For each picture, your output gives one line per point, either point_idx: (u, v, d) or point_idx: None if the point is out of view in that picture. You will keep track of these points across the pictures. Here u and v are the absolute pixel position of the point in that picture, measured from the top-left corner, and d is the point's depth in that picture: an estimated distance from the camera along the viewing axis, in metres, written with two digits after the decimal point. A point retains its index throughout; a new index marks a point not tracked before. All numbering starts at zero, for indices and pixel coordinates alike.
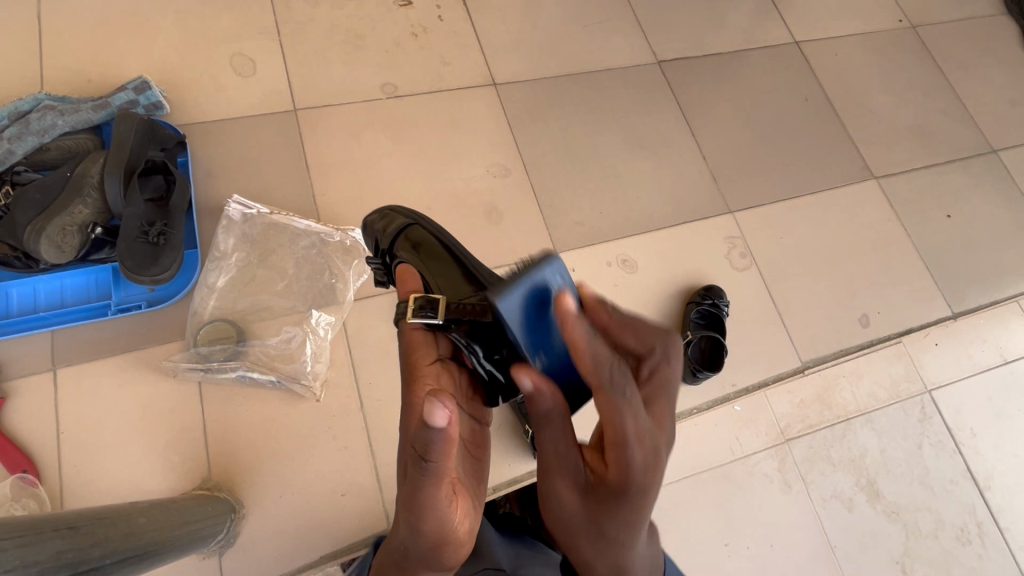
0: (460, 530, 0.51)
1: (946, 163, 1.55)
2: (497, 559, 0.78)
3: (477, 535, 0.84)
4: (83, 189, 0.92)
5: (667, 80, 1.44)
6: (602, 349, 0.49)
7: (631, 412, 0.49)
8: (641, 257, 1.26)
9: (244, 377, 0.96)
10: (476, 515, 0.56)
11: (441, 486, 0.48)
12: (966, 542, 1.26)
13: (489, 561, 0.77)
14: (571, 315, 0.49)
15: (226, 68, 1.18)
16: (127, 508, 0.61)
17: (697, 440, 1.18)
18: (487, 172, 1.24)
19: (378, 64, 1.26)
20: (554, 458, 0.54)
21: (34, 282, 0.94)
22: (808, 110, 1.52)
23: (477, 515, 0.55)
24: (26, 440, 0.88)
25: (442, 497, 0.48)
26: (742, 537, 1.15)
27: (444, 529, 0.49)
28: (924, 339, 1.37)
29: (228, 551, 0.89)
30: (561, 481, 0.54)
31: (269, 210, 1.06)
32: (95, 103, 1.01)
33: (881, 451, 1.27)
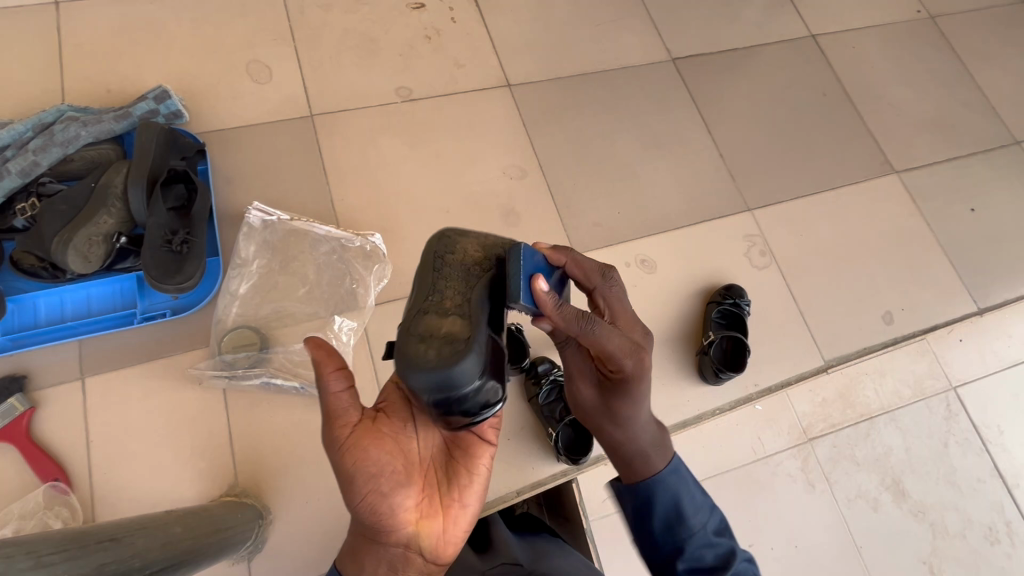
0: (373, 468, 0.57)
1: (968, 156, 1.52)
2: (515, 555, 0.79)
3: (495, 537, 0.85)
4: (107, 200, 0.92)
5: (682, 78, 1.43)
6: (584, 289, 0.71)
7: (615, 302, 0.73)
8: (660, 257, 1.25)
9: (267, 384, 0.96)
10: (401, 482, 0.59)
11: (339, 393, 0.59)
12: (993, 542, 1.24)
13: (507, 557, 0.77)
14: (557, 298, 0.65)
15: (242, 76, 1.19)
16: (162, 518, 0.61)
17: (718, 441, 1.17)
18: (503, 174, 1.23)
19: (393, 68, 1.26)
20: (574, 367, 0.75)
21: (60, 292, 0.95)
22: (825, 104, 1.50)
23: (401, 471, 0.59)
24: (56, 448, 0.89)
25: (338, 413, 0.59)
26: (766, 538, 1.14)
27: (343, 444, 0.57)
28: (949, 335, 1.35)
29: (257, 557, 0.89)
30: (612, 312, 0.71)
31: (289, 216, 1.06)
32: (117, 113, 1.02)
33: (906, 450, 1.25)
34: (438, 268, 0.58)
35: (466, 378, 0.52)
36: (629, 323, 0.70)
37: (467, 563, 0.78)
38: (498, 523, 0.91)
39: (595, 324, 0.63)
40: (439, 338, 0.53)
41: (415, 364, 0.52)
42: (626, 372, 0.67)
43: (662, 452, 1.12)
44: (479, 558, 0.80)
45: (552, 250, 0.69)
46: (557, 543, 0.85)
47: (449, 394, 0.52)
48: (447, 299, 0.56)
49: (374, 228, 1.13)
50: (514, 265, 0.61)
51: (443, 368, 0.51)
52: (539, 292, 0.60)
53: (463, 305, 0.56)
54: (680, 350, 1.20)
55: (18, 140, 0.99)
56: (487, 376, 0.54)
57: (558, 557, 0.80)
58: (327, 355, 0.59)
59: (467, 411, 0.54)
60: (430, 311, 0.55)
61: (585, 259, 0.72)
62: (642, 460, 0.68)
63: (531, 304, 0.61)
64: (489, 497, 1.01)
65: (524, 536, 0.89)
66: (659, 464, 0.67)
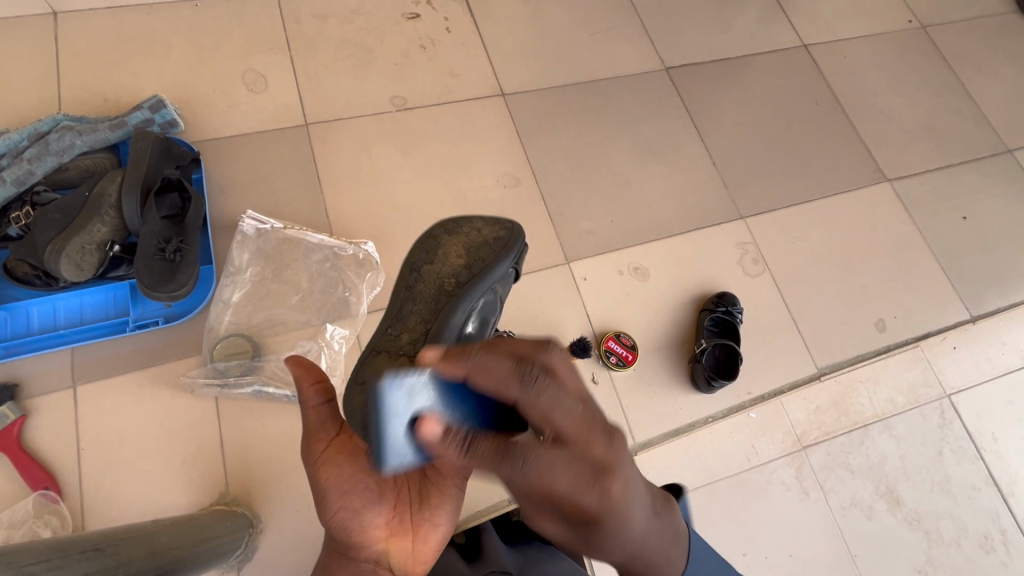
0: (342, 483, 0.60)
1: (960, 164, 1.53)
2: (505, 562, 0.78)
3: (486, 545, 0.85)
4: (101, 208, 0.93)
5: (675, 87, 1.44)
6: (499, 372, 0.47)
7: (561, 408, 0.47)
8: (653, 265, 1.25)
9: (259, 392, 0.96)
10: (371, 499, 0.61)
11: (318, 408, 0.63)
12: (989, 550, 1.23)
13: (496, 564, 0.77)
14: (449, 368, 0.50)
15: (238, 85, 1.20)
16: (149, 528, 0.61)
17: (713, 450, 1.17)
18: (496, 182, 1.24)
19: (387, 77, 1.27)
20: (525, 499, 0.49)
21: (54, 300, 0.95)
22: (818, 113, 1.51)
23: (370, 495, 0.61)
24: (47, 457, 0.89)
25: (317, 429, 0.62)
26: (760, 546, 1.14)
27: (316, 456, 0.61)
28: (942, 343, 1.35)
29: (246, 566, 0.89)
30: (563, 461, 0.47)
31: (283, 225, 1.07)
32: (112, 123, 1.03)
33: (901, 458, 1.25)
34: (410, 287, 0.73)
35: (411, 449, 0.52)
36: (586, 424, 0.47)
37: (458, 569, 0.78)
38: (489, 530, 0.91)
39: (522, 465, 0.45)
40: (373, 404, 0.54)
41: (356, 417, 0.63)
42: (594, 507, 0.47)
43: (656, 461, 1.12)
44: (469, 565, 0.80)
45: (445, 362, 0.49)
46: (547, 551, 0.85)
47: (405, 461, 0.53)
48: (406, 332, 0.69)
49: (367, 236, 1.13)
50: (488, 279, 0.73)
51: (381, 444, 0.52)
52: (429, 438, 0.49)
53: (417, 340, 0.68)
54: (673, 357, 1.20)
55: (13, 149, 1.00)
56: (439, 437, 0.53)
57: (548, 564, 0.79)
58: (302, 366, 0.63)
59: (438, 457, 0.55)
60: (385, 349, 0.68)
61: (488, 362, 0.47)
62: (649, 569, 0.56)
63: (448, 373, 0.53)
64: (481, 506, 1.02)
65: (515, 545, 0.88)
66: (679, 561, 0.59)
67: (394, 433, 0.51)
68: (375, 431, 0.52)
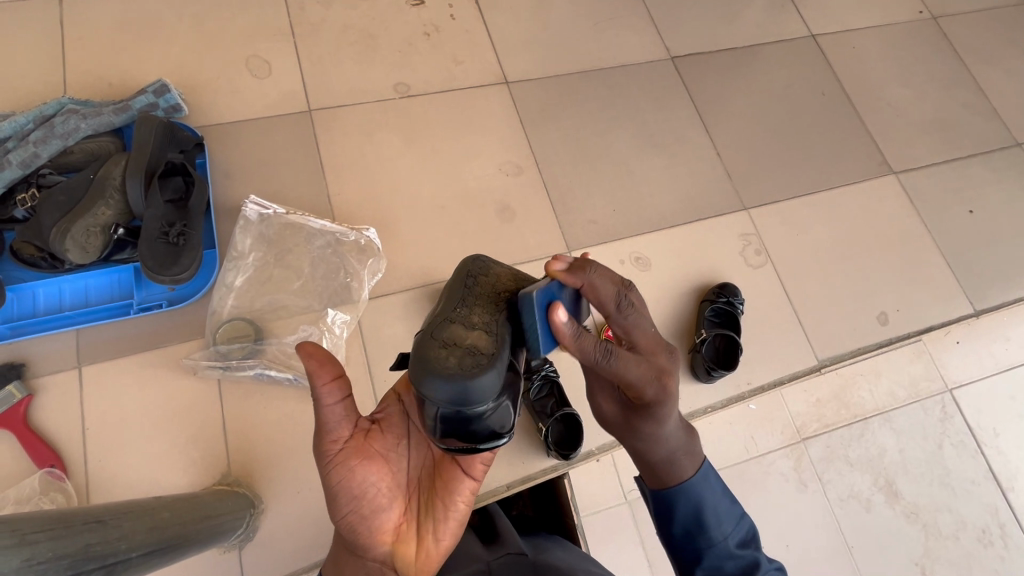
0: (357, 491, 0.60)
1: (968, 157, 1.51)
2: (519, 546, 0.78)
3: (500, 529, 0.86)
4: (105, 192, 0.94)
5: (680, 76, 1.43)
6: (589, 342, 0.56)
7: (643, 327, 0.59)
8: (654, 255, 1.25)
9: (261, 375, 0.97)
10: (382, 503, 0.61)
11: (336, 409, 0.60)
12: (987, 544, 1.23)
13: (512, 548, 0.76)
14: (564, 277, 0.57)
15: (242, 71, 1.20)
16: (151, 503, 0.62)
17: (712, 440, 1.17)
18: (499, 171, 1.24)
19: (391, 64, 1.27)
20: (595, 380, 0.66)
21: (59, 282, 0.96)
22: (824, 104, 1.50)
23: (378, 500, 0.61)
24: (52, 436, 0.91)
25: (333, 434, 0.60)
26: (757, 537, 1.14)
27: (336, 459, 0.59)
28: (944, 337, 1.34)
29: (247, 546, 0.90)
30: (601, 395, 0.66)
31: (285, 210, 1.07)
32: (117, 106, 1.03)
33: (900, 451, 1.25)
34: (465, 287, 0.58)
35: (474, 393, 0.51)
36: (654, 346, 0.59)
37: (473, 550, 0.77)
38: (498, 511, 0.93)
39: (613, 358, 0.56)
40: (462, 347, 0.52)
41: (433, 372, 0.51)
42: (650, 400, 0.59)
43: None
44: (485, 548, 0.80)
45: (569, 269, 0.57)
46: (557, 542, 0.85)
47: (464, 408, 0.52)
48: (475, 319, 0.55)
49: (369, 222, 1.14)
50: None
51: (467, 375, 0.51)
52: (557, 321, 0.54)
53: (492, 322, 0.55)
54: (672, 347, 1.20)
55: (19, 132, 1.01)
56: (500, 396, 0.54)
57: (560, 550, 0.80)
58: (320, 367, 0.58)
59: (477, 433, 0.54)
60: (456, 322, 0.54)
61: (606, 280, 0.57)
62: (654, 475, 0.64)
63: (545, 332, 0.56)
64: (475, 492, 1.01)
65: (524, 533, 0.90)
66: (688, 473, 0.63)
67: (484, 381, 0.51)
68: (468, 368, 0.51)
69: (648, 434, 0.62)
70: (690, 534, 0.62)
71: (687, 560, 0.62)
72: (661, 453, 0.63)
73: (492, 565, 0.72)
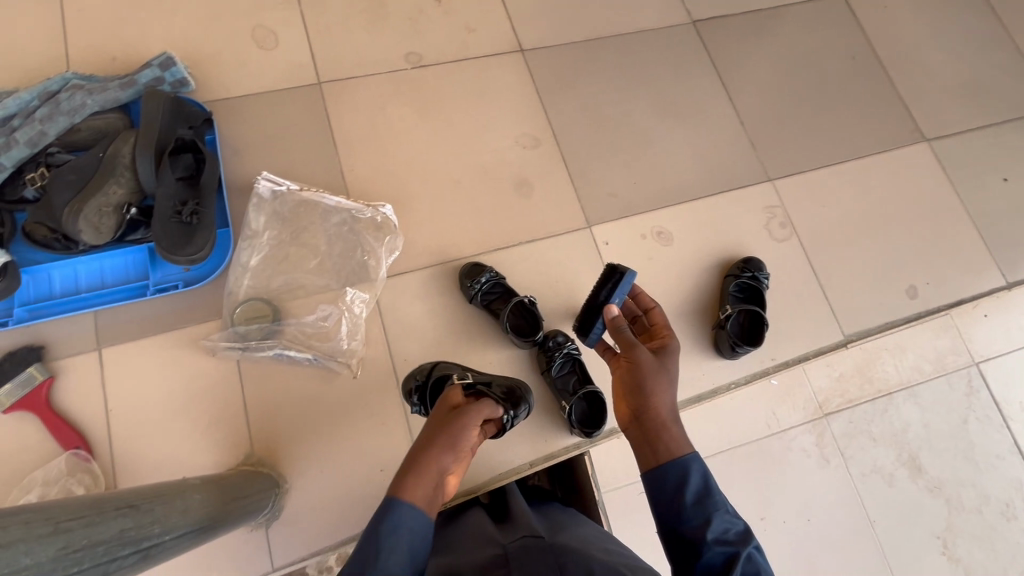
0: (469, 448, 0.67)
1: (1003, 123, 1.45)
2: (537, 529, 0.73)
3: (515, 513, 0.82)
4: (116, 170, 0.91)
5: (702, 41, 1.37)
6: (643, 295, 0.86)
7: None
8: (677, 229, 1.21)
9: (281, 356, 0.96)
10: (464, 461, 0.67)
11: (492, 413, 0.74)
12: (1011, 517, 1.22)
13: (528, 531, 0.72)
14: None
15: (248, 43, 1.16)
16: (181, 486, 0.61)
17: (734, 416, 1.16)
18: (515, 143, 1.20)
19: (402, 32, 1.22)
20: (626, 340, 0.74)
21: (74, 264, 0.95)
22: (853, 69, 1.43)
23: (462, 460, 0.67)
24: (76, 418, 0.91)
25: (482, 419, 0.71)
26: (778, 511, 1.14)
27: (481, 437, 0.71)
28: (973, 310, 1.31)
29: (274, 524, 0.91)
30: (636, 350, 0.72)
31: (298, 186, 1.04)
32: (122, 81, 1.00)
33: (924, 425, 1.23)
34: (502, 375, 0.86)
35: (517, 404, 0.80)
36: None
37: (485, 532, 0.76)
38: (513, 494, 0.90)
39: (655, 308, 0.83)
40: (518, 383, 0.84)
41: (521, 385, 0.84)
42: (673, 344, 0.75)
43: None
44: (499, 531, 0.76)
45: None
46: (575, 520, 0.81)
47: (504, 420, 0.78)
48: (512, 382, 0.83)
49: (384, 198, 1.11)
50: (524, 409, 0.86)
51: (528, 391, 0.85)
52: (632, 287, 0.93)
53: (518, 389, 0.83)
54: (695, 323, 1.17)
55: (25, 109, 0.98)
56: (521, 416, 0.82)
57: (578, 531, 0.75)
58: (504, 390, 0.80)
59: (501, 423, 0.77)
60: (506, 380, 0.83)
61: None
62: (667, 433, 0.65)
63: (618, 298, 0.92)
64: (502, 469, 1.00)
65: (540, 510, 0.87)
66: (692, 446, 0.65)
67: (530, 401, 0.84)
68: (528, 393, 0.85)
69: (670, 377, 0.70)
70: (700, 499, 0.60)
71: (698, 531, 0.58)
72: (674, 404, 0.68)
73: (510, 550, 0.66)
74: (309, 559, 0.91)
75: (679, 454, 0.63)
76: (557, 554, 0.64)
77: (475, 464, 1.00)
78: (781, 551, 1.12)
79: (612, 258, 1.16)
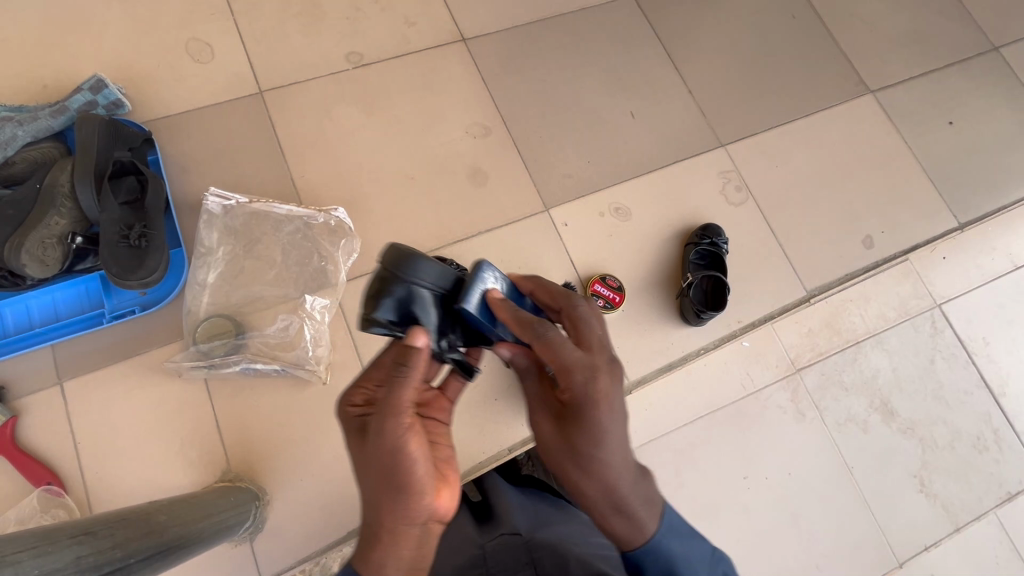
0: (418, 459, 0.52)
1: (945, 67, 1.47)
2: (515, 523, 0.74)
3: (496, 503, 0.82)
4: (55, 199, 0.89)
5: (643, 13, 1.37)
6: (523, 315, 0.57)
7: (591, 321, 0.59)
8: (635, 203, 1.23)
9: (248, 370, 0.96)
10: (422, 487, 0.51)
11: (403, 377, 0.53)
12: (982, 450, 1.26)
13: (506, 526, 0.73)
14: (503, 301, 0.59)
15: (183, 58, 1.14)
16: (146, 508, 0.61)
17: (709, 381, 1.18)
18: (466, 134, 1.19)
19: (340, 32, 1.21)
20: (534, 400, 0.62)
21: (25, 300, 0.93)
22: (795, 27, 1.44)
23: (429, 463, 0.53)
24: (45, 454, 0.90)
25: (404, 400, 0.51)
26: (759, 470, 1.16)
27: (399, 428, 0.50)
28: (931, 254, 1.34)
29: (259, 536, 0.91)
30: (539, 413, 0.61)
31: (248, 199, 1.03)
32: (53, 109, 0.98)
33: (893, 370, 1.27)
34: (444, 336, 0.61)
35: (421, 271, 0.56)
36: (597, 345, 0.57)
37: (466, 529, 0.75)
38: (496, 481, 0.90)
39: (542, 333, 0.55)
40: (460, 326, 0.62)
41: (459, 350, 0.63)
42: (578, 394, 0.55)
43: (653, 399, 1.14)
44: (480, 526, 0.76)
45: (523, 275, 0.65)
46: (562, 508, 0.82)
47: (406, 322, 0.57)
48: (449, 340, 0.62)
49: (338, 202, 1.10)
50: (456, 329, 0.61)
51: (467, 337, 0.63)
52: (493, 302, 0.59)
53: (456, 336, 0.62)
54: (661, 294, 1.19)
55: None
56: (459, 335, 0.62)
57: (560, 522, 0.75)
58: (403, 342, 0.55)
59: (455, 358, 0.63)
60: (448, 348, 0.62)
61: (552, 282, 0.63)
62: (608, 526, 0.59)
63: (485, 318, 0.59)
64: (482, 457, 1.02)
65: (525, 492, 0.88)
66: (650, 526, 0.59)
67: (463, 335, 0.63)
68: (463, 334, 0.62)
69: (587, 449, 0.56)
70: None
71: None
72: (605, 478, 0.57)
73: (485, 552, 0.68)
74: (297, 566, 0.91)
75: (627, 544, 0.59)
76: (533, 553, 0.66)
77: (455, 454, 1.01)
78: (765, 507, 1.14)
79: (573, 238, 1.17)
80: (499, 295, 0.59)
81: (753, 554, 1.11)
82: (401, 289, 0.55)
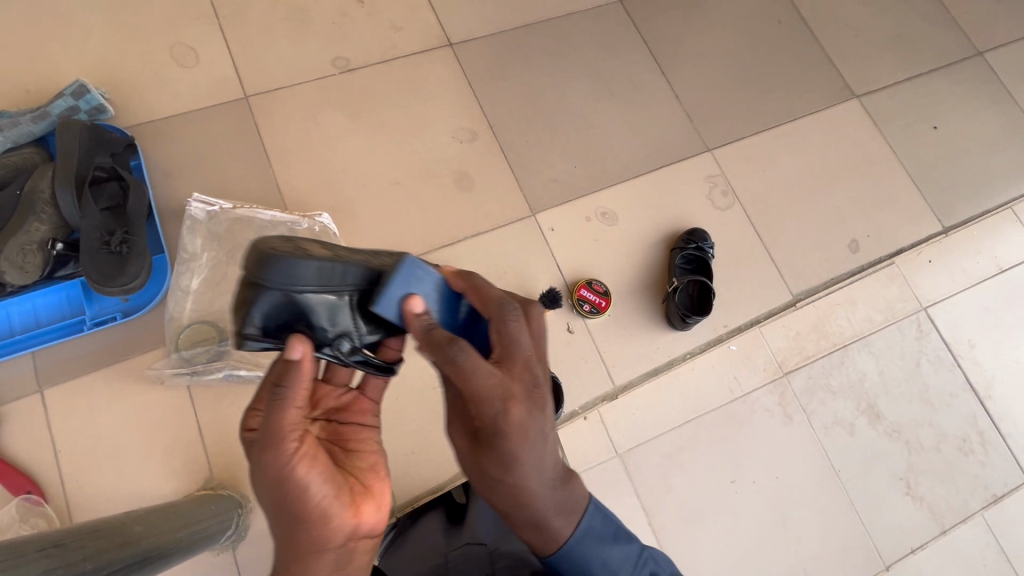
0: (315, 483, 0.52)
1: (931, 72, 1.49)
2: (481, 532, 0.78)
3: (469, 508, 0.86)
4: (35, 206, 0.89)
5: (631, 18, 1.37)
6: (439, 332, 0.51)
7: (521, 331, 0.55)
8: (621, 208, 1.23)
9: (230, 376, 0.95)
10: (326, 512, 0.52)
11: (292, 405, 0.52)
12: (968, 452, 1.27)
13: (472, 535, 0.78)
14: (419, 315, 0.53)
15: (167, 63, 1.13)
16: (122, 519, 0.61)
17: (696, 384, 1.18)
18: (453, 139, 1.19)
19: (326, 37, 1.20)
20: (447, 408, 0.58)
21: (6, 307, 0.93)
22: (781, 32, 1.45)
23: (336, 482, 0.54)
24: (25, 463, 0.89)
25: (291, 422, 0.51)
26: (746, 473, 1.16)
27: (283, 456, 0.50)
28: (916, 257, 1.35)
29: (242, 544, 0.90)
30: (453, 427, 0.57)
31: (232, 205, 1.03)
32: (34, 114, 0.98)
33: (880, 373, 1.27)
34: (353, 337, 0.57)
35: (289, 274, 0.50)
36: (522, 362, 0.54)
37: (437, 537, 0.81)
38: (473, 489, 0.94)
39: (457, 353, 0.50)
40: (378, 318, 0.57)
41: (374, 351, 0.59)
42: (493, 420, 0.52)
43: (639, 404, 1.14)
44: (449, 533, 0.81)
45: (456, 274, 0.59)
46: None
47: (286, 327, 0.52)
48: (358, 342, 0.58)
49: (324, 208, 1.10)
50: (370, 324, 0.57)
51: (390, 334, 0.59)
52: (411, 311, 0.53)
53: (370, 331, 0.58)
54: (647, 299, 1.19)
55: None
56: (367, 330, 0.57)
57: None
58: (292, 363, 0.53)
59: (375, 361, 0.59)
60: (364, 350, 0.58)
61: (488, 285, 0.57)
62: (530, 534, 0.59)
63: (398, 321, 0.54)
64: None
65: None
66: (564, 532, 0.59)
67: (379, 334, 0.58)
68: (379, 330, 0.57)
69: (500, 471, 0.55)
70: None
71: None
72: (515, 499, 0.56)
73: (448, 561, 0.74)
74: None
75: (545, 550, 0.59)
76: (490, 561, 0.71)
77: (441, 460, 1.01)
78: (752, 511, 1.15)
79: (559, 243, 1.17)
80: (416, 307, 0.53)
81: (739, 557, 1.12)
82: (269, 295, 0.50)
